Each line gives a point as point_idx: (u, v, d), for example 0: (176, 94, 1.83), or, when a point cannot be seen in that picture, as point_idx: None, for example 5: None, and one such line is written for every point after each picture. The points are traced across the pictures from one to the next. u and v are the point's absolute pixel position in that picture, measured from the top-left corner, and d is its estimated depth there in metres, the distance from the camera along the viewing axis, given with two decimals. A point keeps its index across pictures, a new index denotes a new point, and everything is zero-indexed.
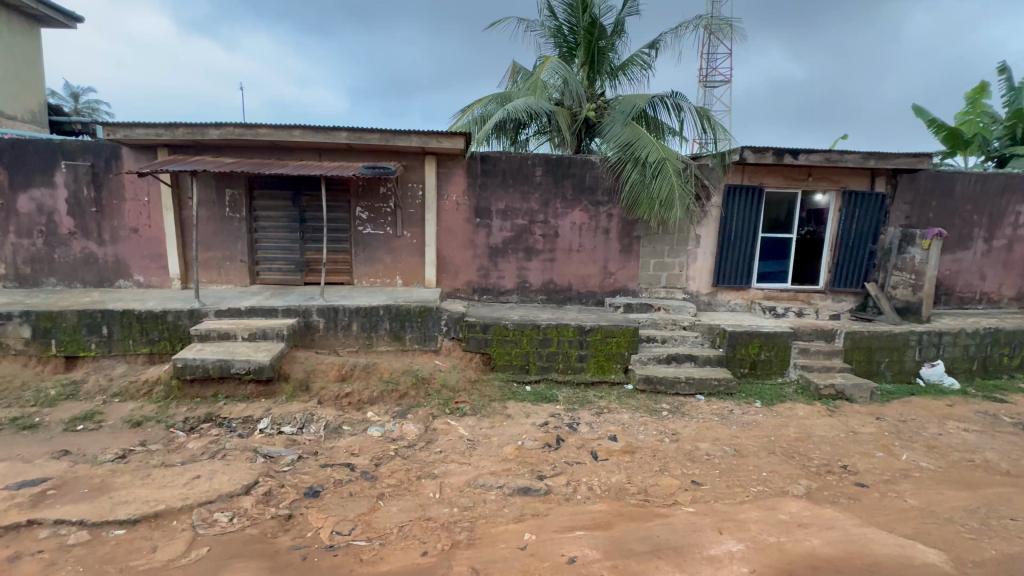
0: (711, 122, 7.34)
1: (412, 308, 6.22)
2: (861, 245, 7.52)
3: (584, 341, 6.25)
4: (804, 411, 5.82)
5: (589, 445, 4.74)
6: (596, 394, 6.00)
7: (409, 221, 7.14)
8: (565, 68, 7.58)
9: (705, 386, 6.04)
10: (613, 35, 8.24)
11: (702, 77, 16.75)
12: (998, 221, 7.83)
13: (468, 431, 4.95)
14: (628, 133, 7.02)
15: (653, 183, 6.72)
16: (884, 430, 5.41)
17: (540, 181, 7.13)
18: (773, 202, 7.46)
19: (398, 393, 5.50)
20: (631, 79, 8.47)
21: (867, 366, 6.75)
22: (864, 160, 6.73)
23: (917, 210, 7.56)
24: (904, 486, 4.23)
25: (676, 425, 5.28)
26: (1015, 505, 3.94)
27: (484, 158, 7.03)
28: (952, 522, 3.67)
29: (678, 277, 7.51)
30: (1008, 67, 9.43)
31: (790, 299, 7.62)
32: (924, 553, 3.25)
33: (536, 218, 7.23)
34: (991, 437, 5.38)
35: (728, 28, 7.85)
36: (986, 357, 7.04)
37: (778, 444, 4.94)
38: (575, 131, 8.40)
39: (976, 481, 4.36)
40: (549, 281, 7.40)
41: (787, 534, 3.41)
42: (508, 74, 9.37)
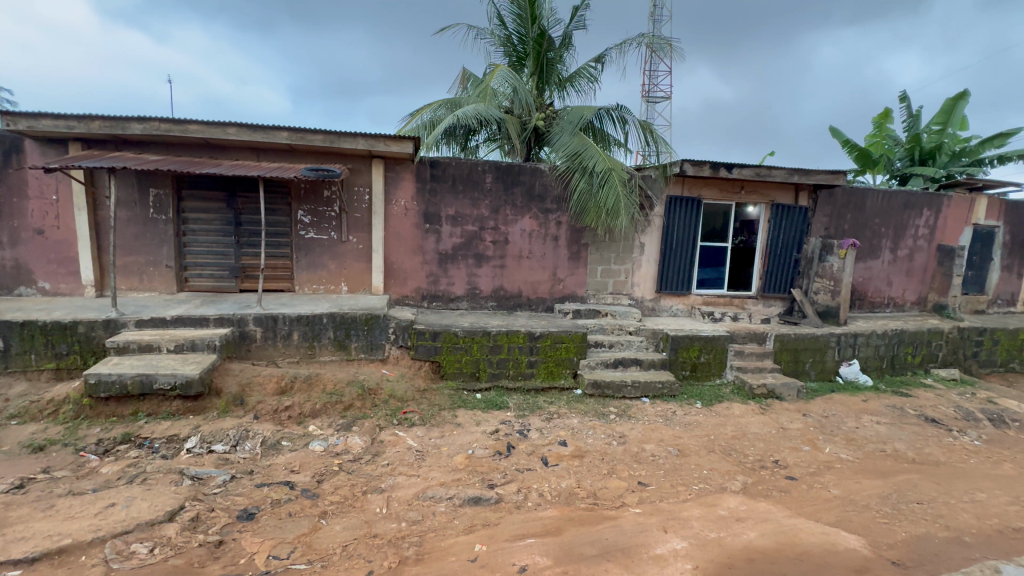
0: (654, 135, 7.65)
1: (358, 316, 6.00)
2: (787, 254, 8.12)
3: (534, 347, 6.29)
4: (739, 409, 6.17)
5: (539, 451, 4.76)
6: (546, 400, 6.05)
7: (355, 226, 6.90)
8: (514, 76, 7.65)
9: (649, 389, 6.26)
10: (561, 47, 8.44)
11: (645, 93, 17.44)
12: (902, 232, 8.72)
13: (416, 442, 4.82)
14: (576, 142, 7.17)
15: (600, 192, 6.89)
16: (810, 425, 5.84)
17: (490, 187, 7.14)
18: (710, 213, 7.90)
19: (342, 405, 5.27)
20: (579, 91, 8.70)
21: (794, 366, 7.26)
22: (789, 176, 7.28)
23: (835, 222, 8.27)
24: (828, 477, 4.58)
25: (623, 427, 5.42)
26: (920, 490, 4.35)
27: (433, 163, 6.96)
28: (868, 508, 4.00)
29: (624, 283, 7.76)
30: (907, 96, 10.58)
31: (726, 304, 8.08)
32: (846, 539, 3.51)
33: (486, 224, 7.22)
34: (899, 428, 5.96)
35: (668, 48, 8.25)
36: (894, 355, 7.78)
37: (717, 442, 5.18)
38: (525, 139, 8.51)
39: (888, 470, 4.79)
40: (499, 288, 7.41)
41: (726, 529, 3.58)
42: (458, 80, 9.35)
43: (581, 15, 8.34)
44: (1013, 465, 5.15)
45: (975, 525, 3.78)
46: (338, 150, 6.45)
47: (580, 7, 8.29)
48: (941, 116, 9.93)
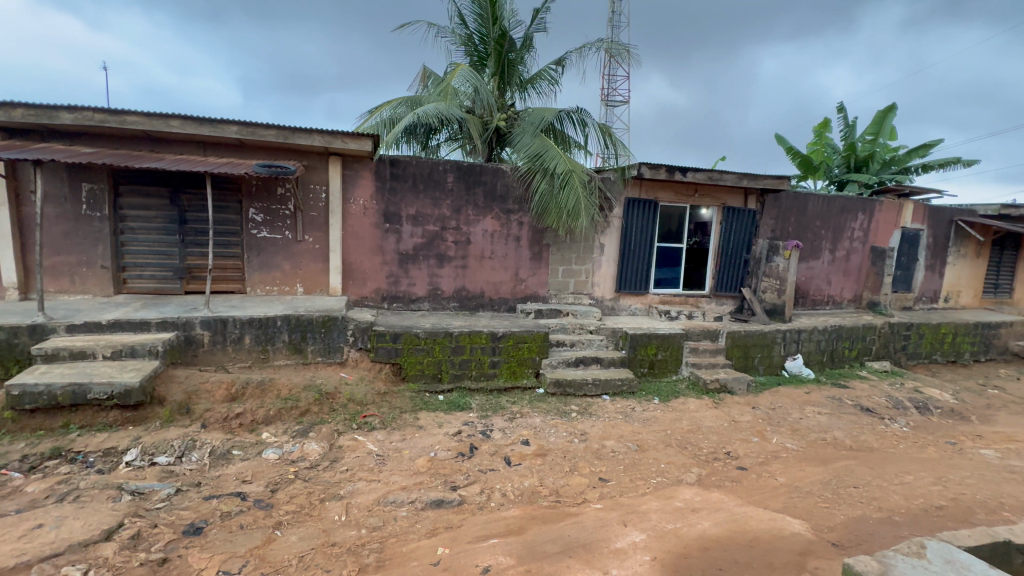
0: (612, 138, 7.82)
1: (315, 318, 5.81)
2: (737, 254, 8.52)
3: (496, 347, 6.29)
4: (694, 404, 6.41)
5: (502, 451, 4.77)
6: (509, 400, 6.06)
7: (311, 225, 6.67)
8: (475, 76, 7.63)
9: (609, 386, 6.40)
10: (522, 49, 8.48)
11: (604, 97, 17.84)
12: (840, 234, 9.33)
13: (377, 446, 4.71)
14: (538, 144, 7.23)
15: (561, 194, 6.99)
16: (758, 417, 6.14)
17: (451, 187, 7.09)
18: (666, 215, 8.16)
19: (298, 410, 5.08)
20: (540, 93, 8.77)
21: (744, 362, 7.62)
22: (739, 180, 7.63)
23: (781, 224, 8.74)
24: (775, 466, 4.83)
25: (584, 425, 5.51)
26: (857, 475, 4.67)
27: (393, 162, 6.83)
28: (811, 494, 4.26)
29: (584, 283, 7.89)
30: (843, 107, 11.34)
31: (682, 303, 8.38)
32: (792, 524, 3.72)
33: (448, 224, 7.16)
34: (838, 418, 6.37)
35: (627, 53, 8.46)
36: (833, 350, 8.31)
37: (673, 437, 5.37)
38: (486, 140, 8.51)
39: (829, 457, 5.11)
40: (461, 288, 7.36)
41: (682, 520, 3.71)
42: (418, 77, 9.23)
43: (542, 17, 8.42)
44: (936, 448, 5.62)
45: (904, 505, 4.10)
46: (292, 146, 6.21)
47: (540, 10, 8.37)
48: (873, 127, 10.70)
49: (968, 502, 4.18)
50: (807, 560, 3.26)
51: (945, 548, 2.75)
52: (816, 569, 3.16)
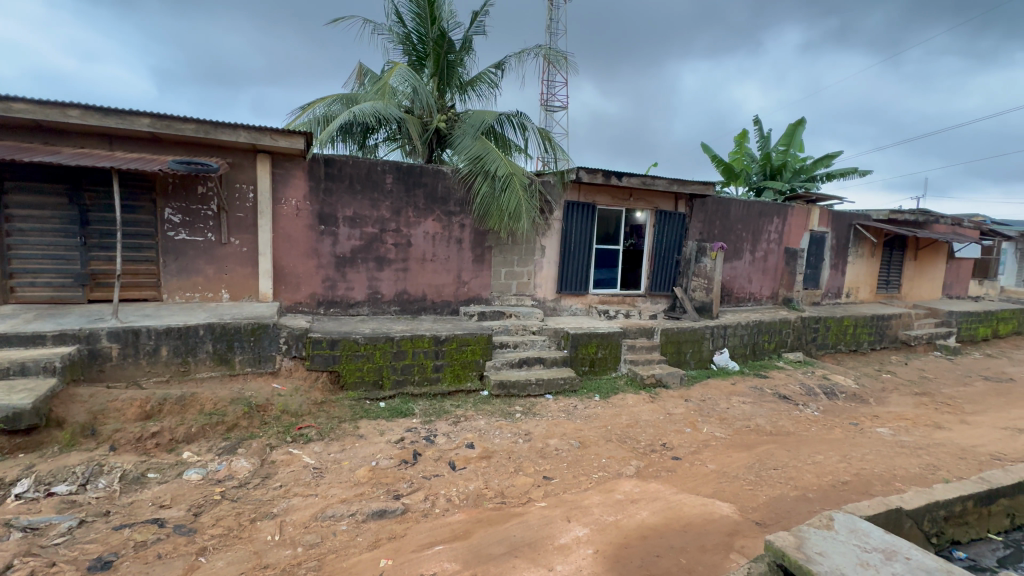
0: (552, 143, 7.98)
1: (243, 326, 5.45)
2: (669, 256, 9.00)
3: (439, 351, 6.21)
4: (633, 399, 6.69)
5: (447, 456, 4.71)
6: (453, 404, 6.00)
7: (237, 227, 6.24)
8: (414, 76, 7.51)
9: (552, 385, 6.53)
10: (461, 51, 8.45)
11: (543, 101, 18.18)
12: (759, 236, 10.13)
13: (314, 459, 4.49)
14: (478, 146, 7.24)
15: (502, 196, 7.04)
16: (690, 409, 6.52)
17: (390, 188, 6.91)
18: (604, 218, 8.46)
19: (225, 426, 4.73)
20: (480, 96, 8.78)
21: (677, 357, 8.06)
22: (670, 185, 8.07)
23: (707, 227, 9.34)
24: (705, 454, 5.14)
25: (528, 425, 5.57)
26: (776, 458, 5.09)
27: (327, 161, 6.56)
28: (737, 478, 4.58)
29: (527, 284, 7.98)
30: (759, 120, 12.36)
31: (619, 303, 8.71)
32: (720, 507, 3.99)
33: (387, 226, 6.98)
34: (760, 406, 6.91)
35: (564, 60, 8.69)
36: (755, 343, 9.00)
37: (613, 432, 5.57)
38: (426, 140, 8.39)
39: (753, 443, 5.52)
40: (402, 292, 7.19)
41: (622, 511, 3.85)
42: (354, 74, 8.93)
43: (480, 20, 8.45)
44: (842, 429, 6.25)
45: (816, 482, 4.51)
46: (214, 142, 5.79)
47: (479, 13, 8.40)
48: (785, 139, 11.73)
49: (868, 476, 4.68)
50: (735, 540, 3.50)
51: (849, 519, 3.06)
52: (742, 548, 3.41)
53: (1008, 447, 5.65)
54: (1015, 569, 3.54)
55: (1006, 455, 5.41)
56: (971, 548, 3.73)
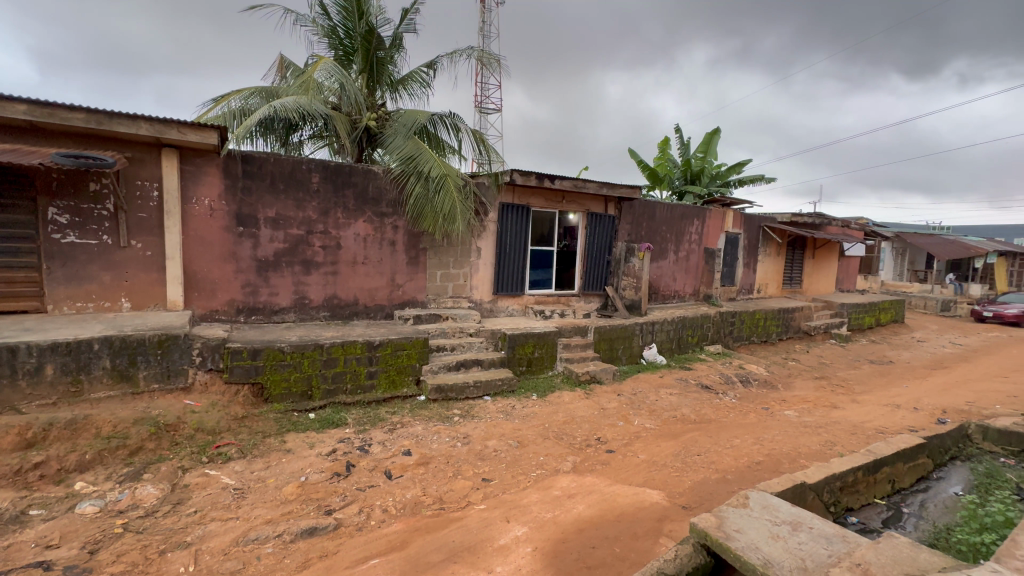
0: (486, 145, 7.99)
1: (147, 338, 4.93)
2: (601, 256, 9.35)
3: (373, 357, 6.00)
4: (569, 396, 6.86)
5: (383, 465, 4.55)
6: (389, 411, 5.81)
7: (139, 228, 5.64)
8: (341, 71, 7.19)
9: (490, 387, 6.54)
10: (391, 48, 8.23)
11: (477, 103, 18.20)
12: (681, 237, 10.80)
13: (234, 479, 4.15)
14: (410, 146, 7.09)
15: (436, 198, 6.95)
16: (623, 403, 6.81)
17: (317, 188, 6.58)
18: (538, 219, 8.61)
19: (127, 450, 4.25)
20: (412, 95, 8.61)
21: (610, 353, 8.38)
22: (600, 189, 8.38)
23: (635, 228, 9.81)
24: (637, 445, 5.39)
25: (467, 428, 5.53)
26: (700, 444, 5.45)
27: (245, 158, 6.12)
28: (666, 466, 4.85)
29: (463, 286, 7.93)
30: (679, 129, 13.20)
31: (555, 303, 8.91)
32: (651, 495, 4.20)
33: (314, 228, 6.63)
34: (685, 396, 7.37)
35: (497, 64, 8.75)
36: (680, 337, 9.57)
37: (551, 429, 5.68)
38: (356, 139, 8.08)
39: (680, 432, 5.87)
40: (331, 297, 6.86)
41: (559, 507, 3.94)
42: (274, 66, 8.41)
43: (411, 18, 8.28)
44: (755, 414, 6.82)
45: (734, 464, 4.89)
46: (109, 134, 5.19)
47: (409, 10, 8.23)
48: (702, 147, 12.63)
49: (778, 455, 5.15)
50: (664, 525, 3.70)
51: (763, 496, 3.34)
52: (670, 532, 3.61)
53: (889, 421, 6.46)
54: (895, 528, 4.06)
55: (887, 428, 6.17)
56: (861, 512, 4.22)
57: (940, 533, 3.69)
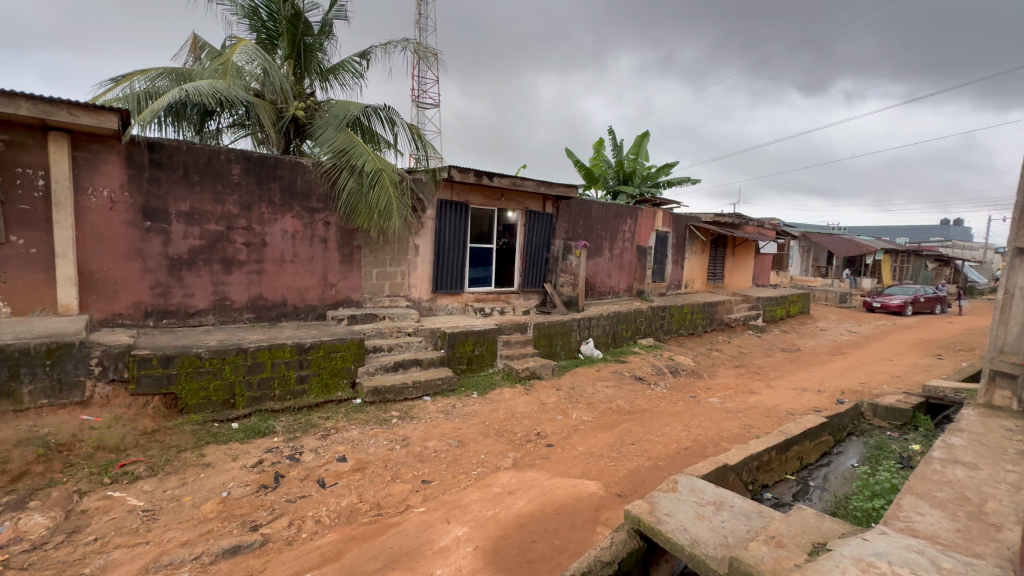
0: (423, 140, 7.81)
1: (32, 347, 4.34)
2: (539, 254, 9.48)
3: (303, 360, 5.68)
4: (509, 393, 6.90)
5: (315, 474, 4.32)
6: (322, 416, 5.53)
7: (20, 222, 4.94)
8: (264, 55, 6.72)
9: (430, 387, 6.42)
10: (320, 34, 7.81)
11: (414, 96, 17.79)
12: (616, 235, 11.21)
13: (143, 500, 3.76)
14: (342, 139, 6.79)
15: (371, 193, 6.71)
16: (562, 397, 6.95)
17: (238, 181, 6.11)
18: (477, 217, 8.57)
19: (8, 476, 3.71)
20: (343, 85, 8.23)
21: (549, 349, 8.54)
22: (538, 187, 8.49)
23: (572, 226, 10.05)
24: (575, 438, 5.52)
25: (405, 430, 5.39)
26: (634, 434, 5.69)
27: (153, 145, 5.56)
28: (602, 456, 5.02)
29: (400, 285, 7.71)
30: (612, 131, 13.70)
31: (494, 300, 8.91)
32: (589, 485, 4.32)
33: (235, 223, 6.15)
34: (620, 388, 7.67)
35: (434, 57, 8.58)
36: (615, 332, 9.94)
37: (491, 427, 5.68)
38: (282, 129, 7.59)
39: (616, 422, 6.10)
40: (256, 297, 6.40)
41: (500, 504, 3.95)
42: (187, 46, 7.69)
43: (341, 5, 7.90)
44: (684, 402, 7.24)
45: (664, 451, 5.16)
46: None
47: None
48: (634, 149, 13.19)
49: (703, 440, 5.50)
50: (601, 514, 3.83)
51: (690, 480, 3.55)
52: (606, 520, 3.74)
53: (798, 403, 7.12)
54: (803, 500, 4.47)
55: (796, 409, 6.80)
56: (775, 488, 4.61)
57: (839, 502, 4.11)
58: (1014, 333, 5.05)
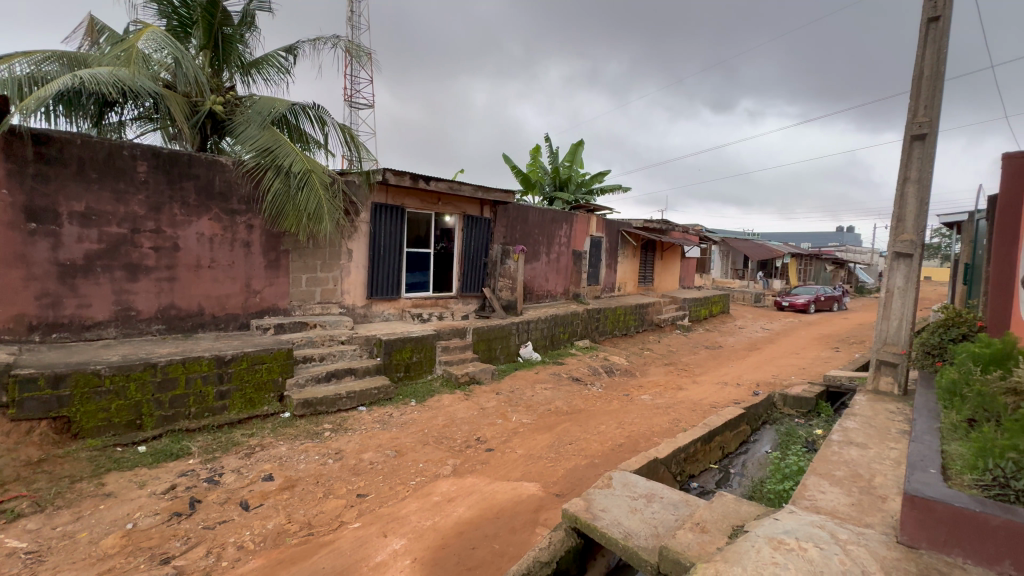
0: (356, 140, 7.55)
1: None
2: (478, 258, 9.47)
3: (223, 374, 5.26)
4: (448, 399, 6.82)
5: (238, 496, 4.01)
6: (245, 433, 5.14)
7: None
8: (176, 43, 6.19)
9: (365, 396, 6.19)
10: (240, 25, 7.33)
11: (346, 96, 17.19)
12: (552, 240, 11.48)
13: (26, 540, 3.28)
14: (267, 137, 6.40)
15: (299, 195, 6.38)
16: (501, 401, 6.98)
17: (145, 179, 5.57)
18: (414, 221, 8.42)
19: None
20: (267, 80, 7.77)
21: (488, 353, 8.55)
22: (475, 192, 8.50)
23: (510, 231, 10.16)
24: (515, 441, 5.55)
25: (339, 442, 5.16)
26: (571, 434, 5.82)
27: (39, 137, 4.93)
28: (541, 457, 5.09)
29: (332, 291, 7.38)
30: (548, 138, 14.03)
31: (433, 306, 8.78)
32: (527, 487, 4.38)
33: (142, 226, 5.59)
34: (559, 389, 7.85)
35: (368, 56, 8.33)
36: (553, 335, 10.15)
37: (430, 434, 5.58)
38: (197, 124, 7.02)
39: (554, 423, 6.22)
40: (167, 306, 5.85)
41: (439, 513, 3.88)
42: (82, 28, 6.90)
43: None
44: (618, 400, 7.54)
45: (600, 449, 5.34)
46: None
47: None
48: (569, 156, 13.61)
49: (636, 436, 5.75)
50: (540, 515, 3.88)
51: (623, 475, 3.70)
52: (545, 520, 3.80)
53: (720, 397, 7.66)
54: (725, 487, 4.80)
55: (718, 403, 7.31)
56: (700, 477, 4.92)
57: (756, 486, 4.46)
58: (894, 326, 5.78)
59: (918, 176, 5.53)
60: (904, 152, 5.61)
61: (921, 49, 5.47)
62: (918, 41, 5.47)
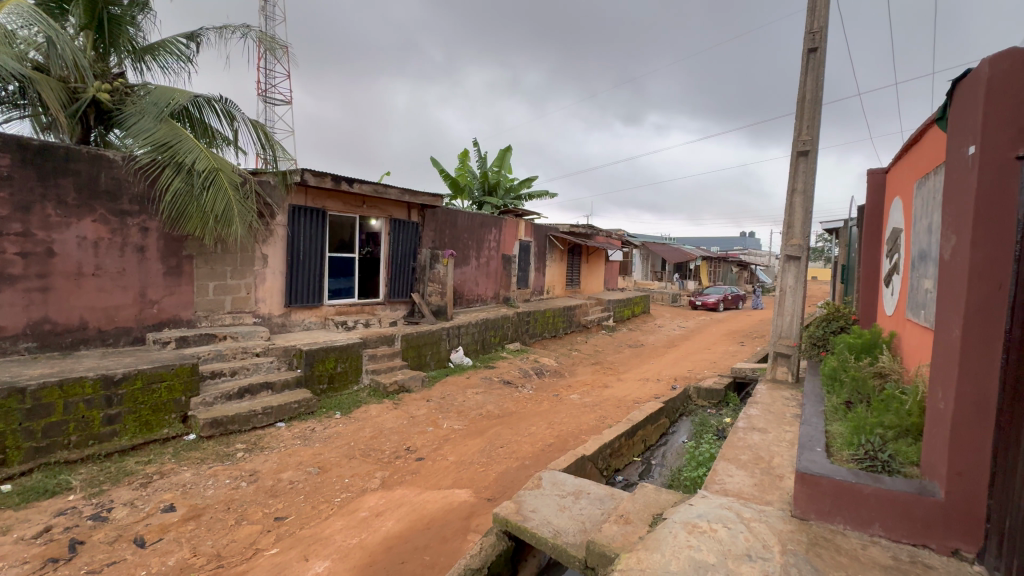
0: (271, 138, 7.07)
1: None
2: (406, 263, 9.23)
3: (112, 396, 4.67)
4: (376, 409, 6.56)
5: (131, 532, 3.57)
6: (140, 461, 4.60)
7: None
8: (49, 20, 5.43)
9: (284, 411, 5.79)
10: (131, 6, 6.59)
11: (260, 90, 16.09)
12: (482, 244, 11.51)
13: None
14: (163, 131, 5.78)
15: (204, 195, 5.85)
16: (432, 408, 6.84)
17: (8, 173, 4.80)
18: (336, 224, 8.03)
19: None
20: (165, 69, 7.05)
21: (418, 360, 8.36)
22: (402, 195, 8.29)
23: (438, 235, 10.05)
24: (446, 448, 5.47)
25: (253, 463, 4.77)
26: (503, 437, 5.85)
27: None
28: (473, 463, 5.06)
29: (245, 300, 6.82)
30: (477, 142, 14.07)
31: (358, 312, 8.43)
32: (459, 494, 4.33)
33: (3, 228, 4.81)
34: (490, 393, 7.85)
35: (283, 51, 7.86)
36: (484, 339, 10.16)
37: (356, 447, 5.34)
38: (77, 113, 6.20)
39: (486, 428, 6.22)
40: (39, 321, 5.08)
41: (366, 530, 3.71)
42: None
43: None
44: (548, 400, 7.70)
45: (531, 450, 5.42)
46: None
47: None
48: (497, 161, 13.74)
49: (565, 436, 5.91)
50: (471, 521, 3.85)
51: (553, 475, 3.78)
52: (477, 526, 3.78)
53: (642, 393, 8.09)
54: (647, 478, 5.07)
55: (640, 398, 7.71)
56: (625, 471, 5.16)
57: (674, 475, 4.77)
58: (787, 322, 6.47)
59: (803, 187, 6.23)
60: (792, 166, 6.29)
61: (803, 75, 6.18)
62: (801, 68, 6.18)
